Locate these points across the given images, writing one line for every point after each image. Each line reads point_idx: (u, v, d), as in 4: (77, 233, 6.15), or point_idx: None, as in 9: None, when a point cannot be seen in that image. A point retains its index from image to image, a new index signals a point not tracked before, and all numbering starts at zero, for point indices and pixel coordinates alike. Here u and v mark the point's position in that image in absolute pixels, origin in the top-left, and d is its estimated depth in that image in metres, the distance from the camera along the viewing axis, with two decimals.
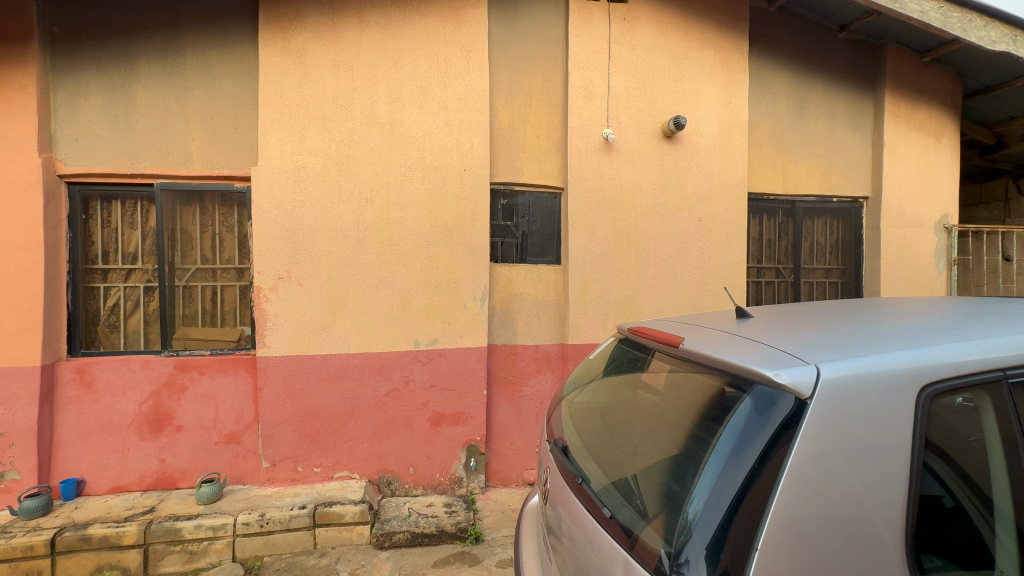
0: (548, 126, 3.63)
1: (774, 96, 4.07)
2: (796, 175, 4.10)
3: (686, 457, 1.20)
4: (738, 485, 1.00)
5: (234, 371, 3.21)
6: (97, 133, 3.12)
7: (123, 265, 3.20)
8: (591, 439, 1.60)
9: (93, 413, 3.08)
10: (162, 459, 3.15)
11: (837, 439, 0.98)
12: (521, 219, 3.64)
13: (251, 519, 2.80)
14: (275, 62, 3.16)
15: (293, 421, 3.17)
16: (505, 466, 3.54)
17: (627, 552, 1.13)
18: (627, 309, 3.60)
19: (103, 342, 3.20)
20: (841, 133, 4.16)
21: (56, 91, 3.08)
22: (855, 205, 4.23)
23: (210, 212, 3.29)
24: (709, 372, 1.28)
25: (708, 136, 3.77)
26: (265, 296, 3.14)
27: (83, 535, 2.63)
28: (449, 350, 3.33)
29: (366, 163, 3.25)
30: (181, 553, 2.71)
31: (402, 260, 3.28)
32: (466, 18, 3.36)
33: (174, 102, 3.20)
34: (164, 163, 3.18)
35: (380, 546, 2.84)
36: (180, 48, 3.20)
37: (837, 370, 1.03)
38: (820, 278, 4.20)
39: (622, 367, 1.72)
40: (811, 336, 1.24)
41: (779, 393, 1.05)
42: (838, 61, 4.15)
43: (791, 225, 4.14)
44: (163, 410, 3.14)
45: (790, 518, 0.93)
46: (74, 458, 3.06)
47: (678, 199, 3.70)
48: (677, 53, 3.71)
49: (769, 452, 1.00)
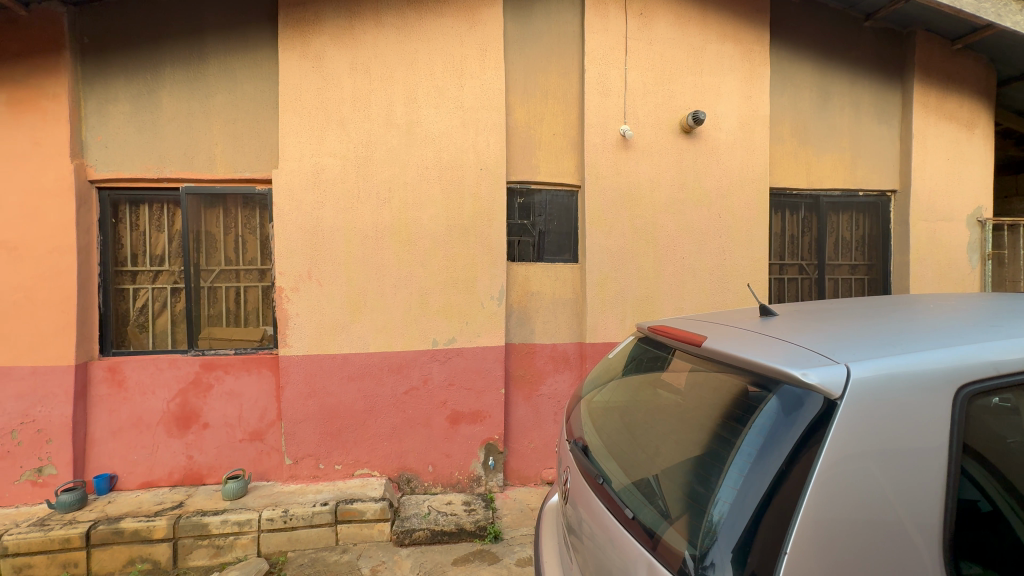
0: (563, 123, 3.61)
1: (796, 89, 3.96)
2: (820, 169, 3.98)
3: (710, 458, 1.18)
4: (766, 486, 0.98)
5: (258, 370, 3.28)
6: (126, 139, 3.21)
7: (151, 267, 3.30)
8: (612, 439, 1.58)
9: (125, 411, 3.18)
10: (189, 455, 3.24)
11: (868, 440, 0.95)
12: (538, 217, 3.63)
13: (275, 515, 2.86)
14: (294, 66, 3.21)
15: (314, 419, 3.22)
16: (523, 465, 3.54)
17: (649, 553, 1.12)
18: (645, 308, 3.56)
19: (133, 342, 3.30)
20: (867, 125, 4.04)
21: (87, 99, 3.18)
22: (883, 198, 4.11)
23: (233, 214, 3.37)
24: (733, 372, 1.25)
25: (728, 130, 3.70)
26: (286, 296, 3.19)
27: (117, 529, 2.72)
28: (466, 350, 3.34)
29: (384, 164, 3.28)
30: (208, 548, 2.78)
31: (419, 260, 3.31)
32: (481, 17, 3.36)
33: (198, 108, 3.27)
34: (188, 167, 3.26)
35: (400, 543, 2.86)
36: (203, 54, 3.27)
37: (869, 370, 1.00)
38: (845, 275, 4.08)
39: (642, 366, 1.70)
40: (840, 335, 1.20)
41: (806, 393, 1.02)
42: (863, 52, 4.03)
43: (815, 221, 4.03)
44: (190, 408, 3.23)
45: (819, 521, 0.91)
46: (107, 454, 3.17)
47: (697, 194, 3.64)
48: (696, 47, 3.65)
49: (798, 453, 0.97)
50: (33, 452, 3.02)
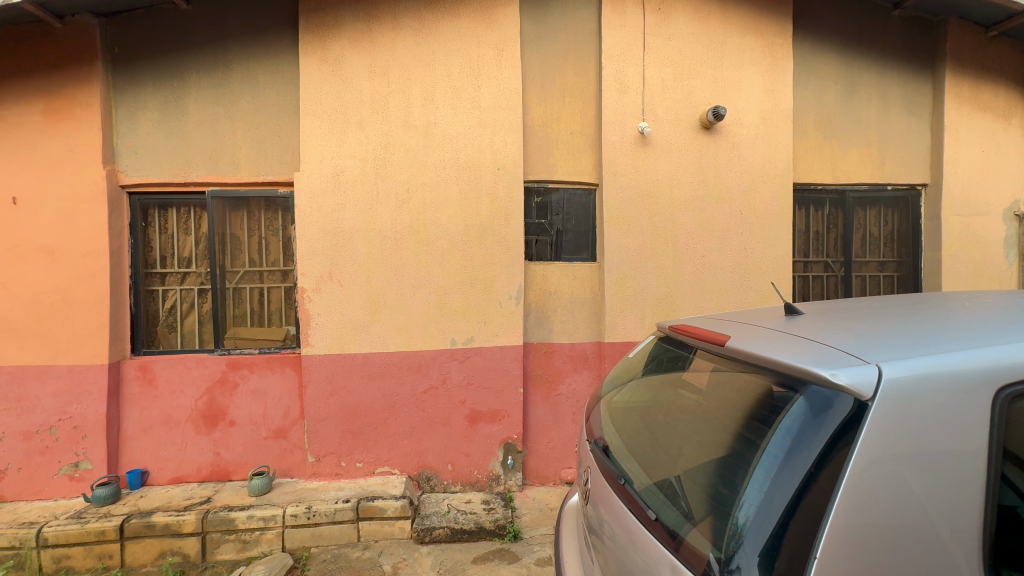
0: (580, 121, 3.59)
1: (821, 81, 3.86)
2: (846, 163, 3.87)
3: (735, 459, 1.16)
4: (794, 489, 0.96)
5: (281, 369, 3.35)
6: (155, 145, 3.31)
7: (179, 269, 3.40)
8: (633, 439, 1.57)
9: (155, 408, 3.28)
10: (216, 452, 3.32)
11: (899, 443, 0.93)
12: (555, 216, 3.62)
13: (298, 511, 2.91)
14: (314, 70, 3.26)
15: (336, 417, 3.27)
16: (542, 465, 3.54)
17: (673, 554, 1.10)
18: (664, 307, 3.52)
19: (162, 341, 3.40)
20: (895, 117, 3.92)
21: (118, 107, 3.30)
22: (912, 192, 3.98)
23: (256, 217, 3.45)
24: (758, 372, 1.22)
25: (749, 125, 3.63)
26: (308, 297, 3.25)
27: (148, 523, 2.81)
28: (485, 349, 3.35)
29: (402, 165, 3.31)
30: (235, 542, 2.85)
31: (437, 260, 3.33)
32: (497, 16, 3.37)
33: (222, 113, 3.35)
34: (213, 171, 3.34)
35: (421, 541, 2.89)
36: (226, 61, 3.35)
37: (902, 370, 0.97)
38: (874, 272, 3.96)
39: (663, 366, 1.69)
40: (869, 333, 1.17)
41: (835, 393, 0.99)
42: (891, 42, 3.90)
43: (841, 216, 3.92)
44: (216, 406, 3.32)
45: (849, 526, 0.89)
46: (138, 450, 3.28)
47: (718, 191, 3.58)
48: (716, 41, 3.59)
49: (828, 455, 0.95)
50: (70, 447, 3.14)
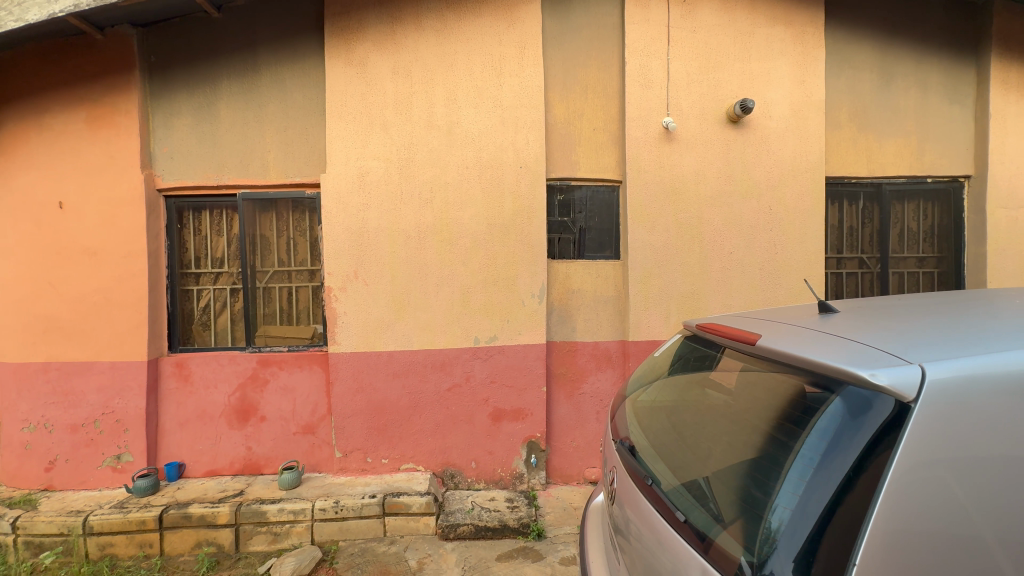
0: (603, 117, 3.55)
1: (855, 70, 3.71)
2: (882, 155, 3.72)
3: (767, 461, 1.13)
4: (831, 492, 0.92)
5: (309, 366, 3.43)
6: (189, 149, 3.43)
7: (212, 270, 3.52)
8: (660, 439, 1.54)
9: (190, 404, 3.41)
10: (248, 446, 3.43)
11: (942, 446, 0.90)
12: (578, 214, 3.59)
13: (327, 505, 2.98)
14: (340, 73, 3.31)
15: (362, 414, 3.33)
16: (565, 464, 3.53)
17: (702, 556, 1.08)
18: (690, 305, 3.45)
19: (197, 339, 3.53)
20: (936, 105, 3.75)
21: (154, 113, 3.43)
22: (954, 184, 3.80)
23: (285, 218, 3.54)
24: (791, 372, 1.19)
25: (779, 118, 3.53)
26: (334, 296, 3.31)
27: (185, 513, 2.92)
28: (508, 348, 3.36)
29: (425, 165, 3.34)
30: (267, 534, 2.93)
31: (460, 259, 3.35)
32: (519, 15, 3.36)
33: (252, 117, 3.45)
34: (244, 174, 3.44)
35: (445, 537, 2.92)
36: (256, 66, 3.44)
37: (946, 371, 0.93)
38: (912, 268, 3.80)
39: (689, 365, 1.66)
40: (909, 332, 1.13)
41: (875, 394, 0.96)
42: (930, 28, 3.74)
43: (876, 211, 3.77)
44: (248, 401, 3.42)
45: (889, 531, 0.86)
46: (175, 443, 3.41)
47: (746, 186, 3.49)
48: (743, 32, 3.50)
49: (867, 458, 0.92)
50: (113, 440, 3.29)
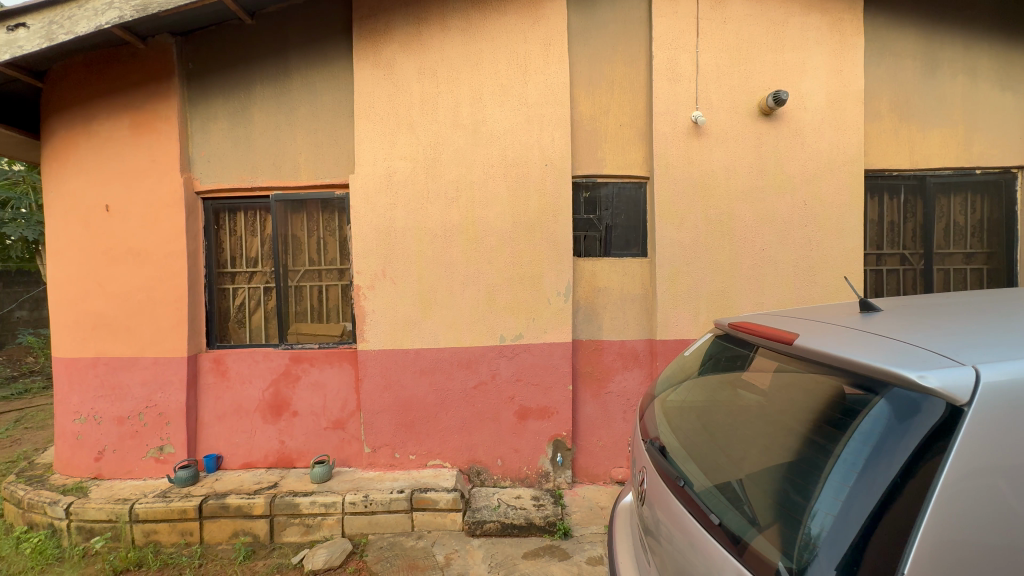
0: (630, 113, 3.50)
1: (898, 57, 3.54)
2: (926, 146, 3.54)
3: (806, 465, 1.09)
4: (877, 498, 0.89)
5: (339, 363, 3.50)
6: (224, 153, 3.55)
7: (247, 269, 3.65)
8: (690, 439, 1.51)
9: (227, 398, 3.53)
10: (282, 440, 3.53)
11: (995, 452, 0.86)
12: (604, 211, 3.56)
13: (356, 499, 3.04)
14: (368, 75, 3.37)
15: (391, 410, 3.39)
16: (591, 463, 3.50)
17: (736, 559, 1.05)
18: (720, 303, 3.37)
19: (233, 336, 3.66)
20: (984, 93, 3.56)
21: (192, 118, 3.56)
22: (1006, 176, 3.60)
23: (315, 218, 3.63)
24: (831, 373, 1.14)
25: (814, 110, 3.40)
26: (363, 294, 3.38)
27: (223, 504, 3.03)
28: (534, 346, 3.36)
29: (451, 164, 3.36)
30: (300, 526, 3.02)
31: (486, 257, 3.36)
32: (545, 11, 3.34)
33: (284, 120, 3.54)
34: (277, 176, 3.54)
35: (472, 533, 2.95)
36: (287, 71, 3.53)
37: (1001, 373, 0.89)
38: (958, 265, 3.63)
39: (720, 365, 1.63)
40: (958, 331, 1.07)
41: (924, 397, 0.91)
42: (978, 12, 3.55)
43: (920, 204, 3.60)
44: (281, 397, 3.52)
45: (940, 541, 0.82)
46: (213, 436, 3.54)
47: (779, 181, 3.39)
48: (777, 21, 3.39)
49: (915, 464, 0.88)
50: (156, 432, 3.44)
